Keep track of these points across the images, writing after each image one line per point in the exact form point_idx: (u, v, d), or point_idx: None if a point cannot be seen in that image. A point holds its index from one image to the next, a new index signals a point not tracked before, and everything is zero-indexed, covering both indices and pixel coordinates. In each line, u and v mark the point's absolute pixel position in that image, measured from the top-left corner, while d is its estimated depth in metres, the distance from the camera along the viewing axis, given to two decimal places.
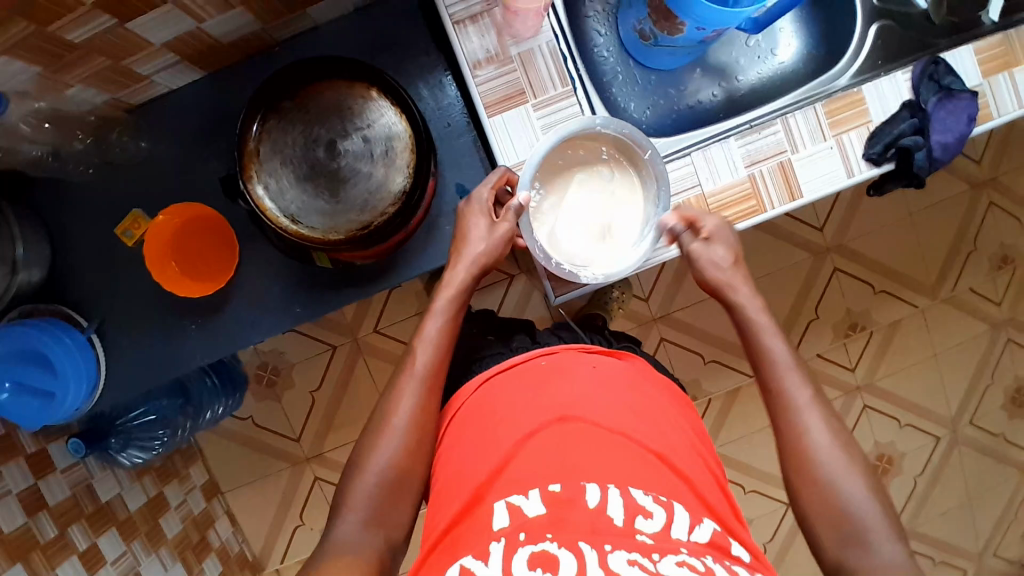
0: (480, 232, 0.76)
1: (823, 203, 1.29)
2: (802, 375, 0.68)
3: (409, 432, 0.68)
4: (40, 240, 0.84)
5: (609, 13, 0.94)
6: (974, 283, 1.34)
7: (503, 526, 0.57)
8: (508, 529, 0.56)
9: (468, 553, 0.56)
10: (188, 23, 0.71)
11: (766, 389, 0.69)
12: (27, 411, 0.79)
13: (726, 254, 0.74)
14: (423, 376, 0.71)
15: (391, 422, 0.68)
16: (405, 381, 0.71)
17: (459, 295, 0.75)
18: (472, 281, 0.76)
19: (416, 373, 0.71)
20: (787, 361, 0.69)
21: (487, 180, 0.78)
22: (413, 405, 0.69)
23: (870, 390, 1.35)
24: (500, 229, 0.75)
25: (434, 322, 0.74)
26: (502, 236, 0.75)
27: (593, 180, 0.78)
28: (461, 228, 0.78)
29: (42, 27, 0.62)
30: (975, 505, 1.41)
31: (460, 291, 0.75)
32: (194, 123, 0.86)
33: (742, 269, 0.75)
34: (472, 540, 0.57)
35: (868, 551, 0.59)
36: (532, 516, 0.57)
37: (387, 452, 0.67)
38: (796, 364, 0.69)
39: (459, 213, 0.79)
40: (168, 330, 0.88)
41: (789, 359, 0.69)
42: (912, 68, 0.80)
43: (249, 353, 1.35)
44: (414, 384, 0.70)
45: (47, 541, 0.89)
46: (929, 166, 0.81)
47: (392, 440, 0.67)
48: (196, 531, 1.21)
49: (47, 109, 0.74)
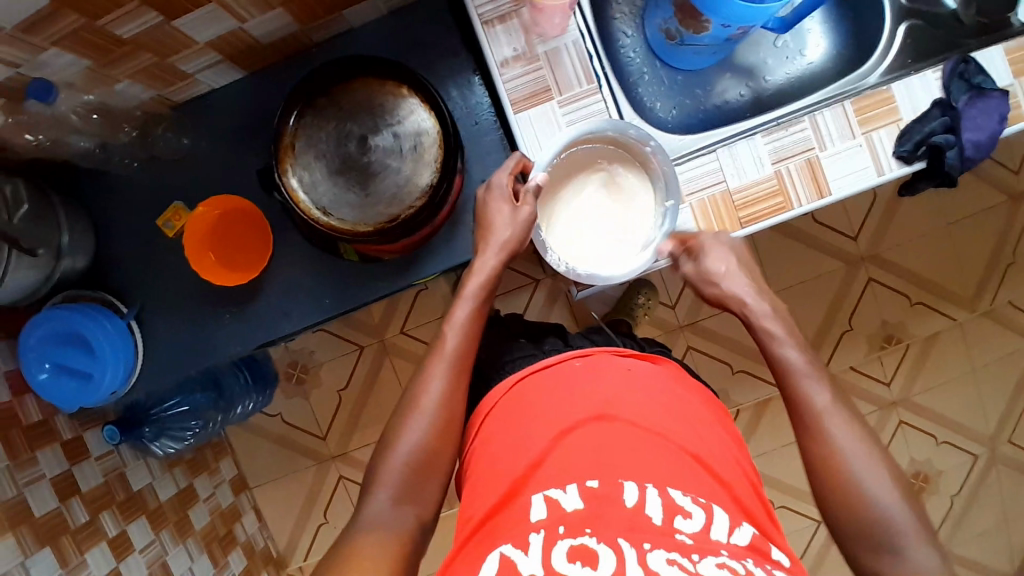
0: (504, 218, 0.76)
1: (855, 211, 1.27)
2: (819, 378, 0.66)
3: (439, 412, 0.69)
4: (85, 229, 0.88)
5: (636, 15, 0.95)
6: (1014, 297, 1.30)
7: (542, 517, 0.57)
8: (547, 521, 0.56)
9: (507, 542, 0.56)
10: (230, 22, 0.75)
11: (787, 394, 0.67)
12: (66, 392, 0.83)
13: (725, 257, 0.75)
14: (453, 357, 0.72)
15: (421, 402, 0.69)
16: (435, 362, 0.72)
17: (489, 280, 0.76)
18: (501, 265, 0.76)
19: (445, 354, 0.72)
20: (802, 367, 0.67)
21: (504, 167, 0.79)
22: (442, 386, 0.70)
23: (906, 405, 1.31)
24: (523, 211, 0.76)
25: (463, 307, 0.75)
26: (526, 219, 0.76)
27: (608, 187, 0.81)
28: (483, 215, 0.78)
29: (93, 21, 0.66)
30: (1016, 528, 1.35)
31: (489, 277, 0.76)
32: (233, 120, 0.90)
33: (745, 271, 0.75)
34: (509, 529, 0.57)
35: (902, 559, 0.58)
36: (571, 510, 0.57)
37: (416, 431, 0.68)
38: (814, 368, 0.67)
39: (480, 198, 0.79)
40: (204, 320, 0.91)
41: (806, 364, 0.67)
42: (942, 68, 0.79)
43: (279, 351, 1.38)
44: (443, 365, 0.71)
45: (77, 526, 0.91)
46: (961, 166, 0.80)
47: (421, 420, 0.68)
48: (223, 524, 1.23)
49: (96, 102, 0.78)
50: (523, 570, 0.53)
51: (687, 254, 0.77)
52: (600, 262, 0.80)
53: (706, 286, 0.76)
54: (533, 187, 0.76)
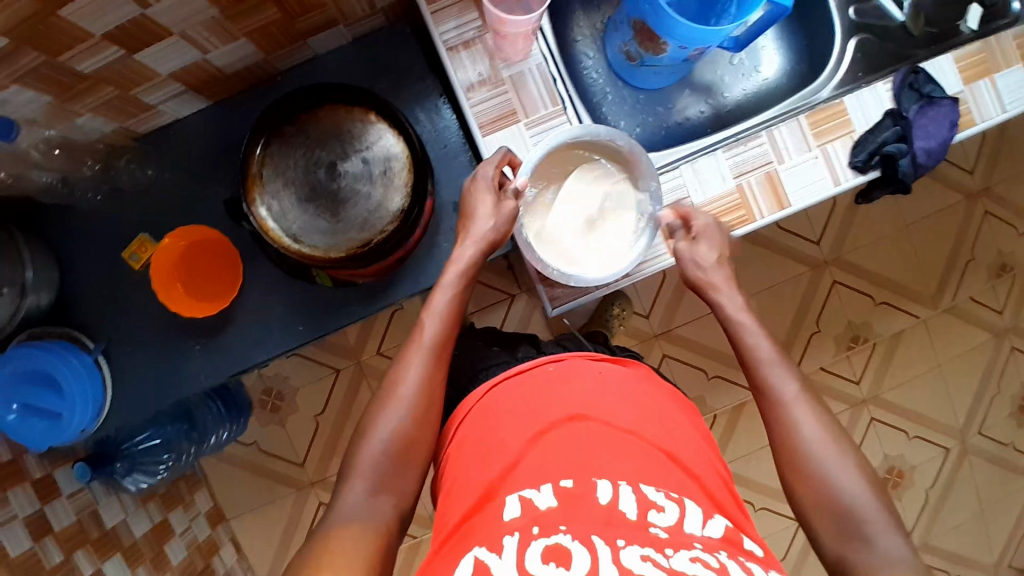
0: (486, 209, 0.76)
1: (818, 217, 1.31)
2: (788, 369, 0.68)
3: (415, 402, 0.68)
4: (48, 264, 0.86)
5: (597, 37, 0.98)
6: (974, 293, 1.34)
7: (514, 518, 0.57)
8: (521, 521, 0.56)
9: (480, 544, 0.56)
10: (194, 54, 0.74)
11: (754, 386, 0.69)
12: (36, 433, 0.81)
13: (710, 250, 0.76)
14: (430, 348, 0.71)
15: (398, 392, 0.69)
16: (413, 350, 0.71)
17: (468, 270, 0.76)
18: (480, 257, 0.76)
19: (423, 343, 0.72)
20: (770, 358, 0.69)
21: (490, 159, 0.79)
22: (420, 374, 0.70)
23: (876, 402, 1.35)
24: (506, 206, 0.76)
25: (443, 295, 0.75)
26: (509, 213, 0.76)
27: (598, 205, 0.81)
28: (466, 205, 0.78)
29: (54, 57, 0.65)
30: (989, 516, 1.39)
31: (467, 266, 0.76)
32: (199, 149, 0.89)
33: (729, 270, 0.76)
34: (484, 531, 0.57)
35: (871, 547, 0.58)
36: (544, 509, 0.57)
37: (392, 420, 0.67)
38: (781, 360, 0.69)
39: (465, 189, 0.79)
40: (174, 349, 0.89)
41: (774, 355, 0.69)
42: (893, 79, 0.82)
43: (253, 378, 1.36)
44: (422, 355, 0.71)
45: (52, 566, 0.88)
46: (914, 172, 0.83)
47: (398, 408, 0.68)
48: (201, 557, 1.20)
49: (58, 137, 0.77)
50: (496, 573, 0.52)
51: (685, 231, 0.78)
52: (556, 252, 0.80)
53: (692, 270, 0.76)
54: (513, 189, 0.78)
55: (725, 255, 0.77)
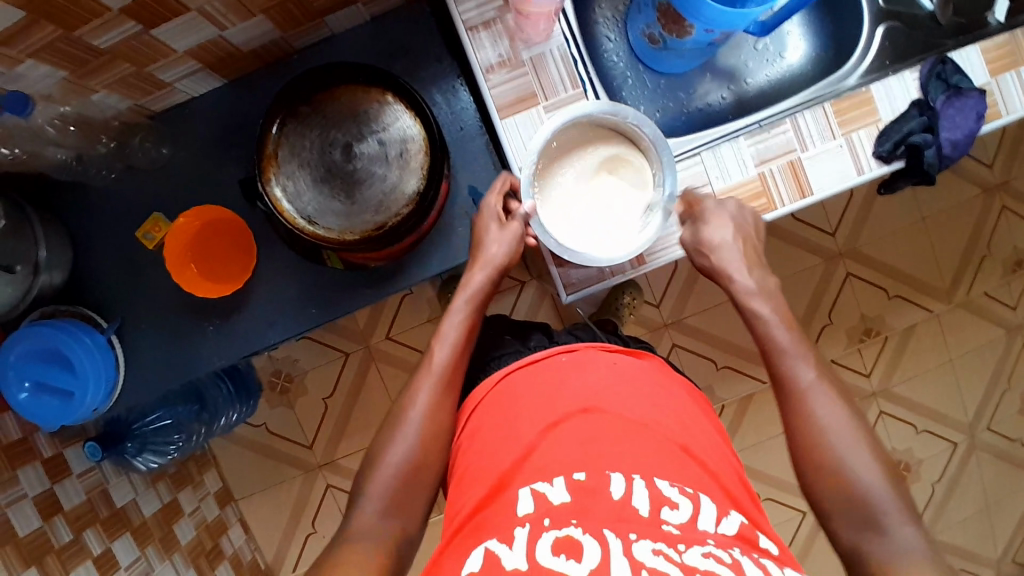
0: (493, 236, 0.78)
1: (833, 208, 1.30)
2: (806, 358, 0.68)
3: (425, 424, 0.69)
4: (61, 242, 0.86)
5: (619, 20, 0.96)
6: (988, 288, 1.33)
7: (527, 512, 0.56)
8: (533, 515, 0.56)
9: (492, 536, 0.55)
10: (210, 31, 0.73)
11: (772, 372, 0.69)
12: (48, 411, 0.81)
13: (723, 229, 0.76)
14: (440, 373, 0.72)
15: (407, 416, 0.69)
16: (424, 376, 0.72)
17: (478, 295, 0.77)
18: (489, 282, 0.77)
19: (433, 370, 0.73)
20: (790, 346, 0.69)
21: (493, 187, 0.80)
22: (428, 399, 0.70)
23: (886, 396, 1.34)
24: (511, 230, 0.78)
25: (452, 321, 0.76)
26: (516, 234, 0.77)
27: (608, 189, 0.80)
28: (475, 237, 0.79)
29: (70, 32, 0.64)
30: (994, 512, 1.39)
31: (478, 290, 0.77)
32: (213, 128, 0.88)
33: (746, 252, 0.76)
34: (497, 524, 0.57)
35: (885, 536, 0.58)
36: (558, 503, 0.56)
37: (402, 444, 0.68)
38: (801, 348, 0.69)
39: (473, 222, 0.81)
40: (186, 330, 0.89)
41: (793, 342, 0.69)
42: (920, 68, 0.81)
43: (262, 360, 1.36)
44: (431, 380, 0.72)
45: (62, 545, 0.89)
46: (939, 163, 0.81)
47: (408, 432, 0.68)
48: (209, 537, 1.21)
49: (72, 114, 0.76)
50: (506, 565, 0.51)
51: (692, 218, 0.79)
52: (562, 232, 0.79)
53: (698, 255, 0.77)
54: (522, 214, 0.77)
55: (742, 236, 0.77)
